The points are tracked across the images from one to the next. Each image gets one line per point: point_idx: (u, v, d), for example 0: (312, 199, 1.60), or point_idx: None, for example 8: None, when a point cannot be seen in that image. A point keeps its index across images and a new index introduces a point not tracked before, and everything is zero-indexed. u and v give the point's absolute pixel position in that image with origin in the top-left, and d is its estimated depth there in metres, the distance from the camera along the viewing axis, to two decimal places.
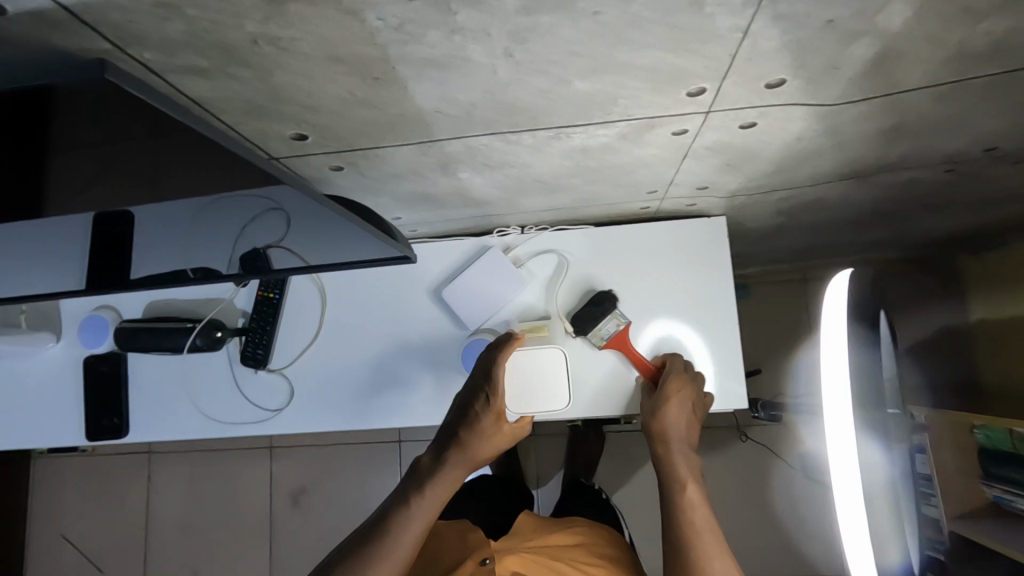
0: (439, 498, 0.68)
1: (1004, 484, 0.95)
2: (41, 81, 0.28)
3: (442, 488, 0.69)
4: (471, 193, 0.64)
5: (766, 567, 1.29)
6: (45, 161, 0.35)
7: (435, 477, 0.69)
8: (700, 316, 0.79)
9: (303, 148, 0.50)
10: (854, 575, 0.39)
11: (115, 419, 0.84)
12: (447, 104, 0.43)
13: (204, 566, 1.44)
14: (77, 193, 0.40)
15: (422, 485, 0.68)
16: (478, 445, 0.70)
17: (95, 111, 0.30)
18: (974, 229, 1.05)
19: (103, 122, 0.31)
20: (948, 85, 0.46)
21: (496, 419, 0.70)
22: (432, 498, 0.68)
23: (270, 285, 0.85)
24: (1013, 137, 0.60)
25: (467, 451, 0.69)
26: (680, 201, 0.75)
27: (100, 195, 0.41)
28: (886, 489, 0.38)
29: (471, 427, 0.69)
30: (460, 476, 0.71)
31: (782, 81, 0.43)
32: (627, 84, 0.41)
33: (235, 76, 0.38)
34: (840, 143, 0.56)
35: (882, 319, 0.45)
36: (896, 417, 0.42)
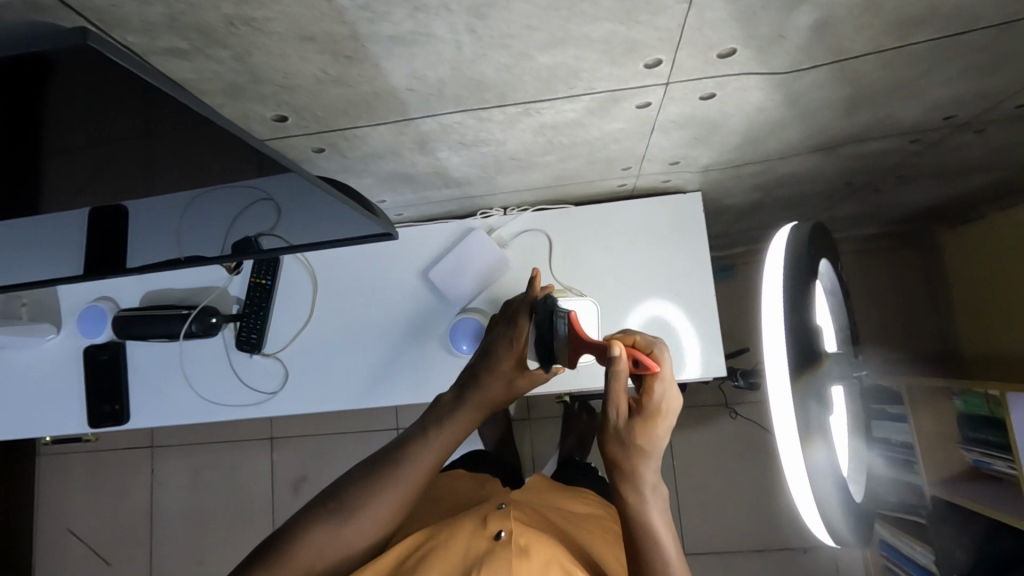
0: (453, 436, 0.67)
1: (982, 448, 0.97)
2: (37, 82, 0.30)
3: (458, 427, 0.67)
4: (450, 172, 0.67)
5: (759, 541, 1.32)
6: (46, 155, 0.38)
7: (452, 413, 0.67)
8: (680, 288, 0.81)
9: (285, 129, 0.53)
10: (803, 519, 0.40)
11: (116, 406, 0.87)
12: (418, 81, 0.45)
13: (208, 555, 1.47)
14: (75, 187, 0.43)
15: (439, 419, 0.67)
16: (497, 385, 0.67)
17: (91, 106, 0.32)
18: (950, 201, 1.08)
19: (99, 116, 0.34)
20: (894, 51, 0.48)
21: (517, 362, 0.67)
22: (447, 434, 0.66)
23: (263, 272, 0.87)
24: (970, 104, 0.63)
25: (485, 392, 0.67)
26: (655, 177, 0.77)
27: (98, 184, 0.43)
28: (824, 436, 0.38)
29: (489, 367, 0.67)
30: (478, 418, 0.69)
31: (733, 51, 0.45)
32: (586, 56, 0.44)
33: (215, 56, 0.41)
34: (801, 113, 0.59)
35: (824, 267, 0.44)
36: (836, 358, 0.43)
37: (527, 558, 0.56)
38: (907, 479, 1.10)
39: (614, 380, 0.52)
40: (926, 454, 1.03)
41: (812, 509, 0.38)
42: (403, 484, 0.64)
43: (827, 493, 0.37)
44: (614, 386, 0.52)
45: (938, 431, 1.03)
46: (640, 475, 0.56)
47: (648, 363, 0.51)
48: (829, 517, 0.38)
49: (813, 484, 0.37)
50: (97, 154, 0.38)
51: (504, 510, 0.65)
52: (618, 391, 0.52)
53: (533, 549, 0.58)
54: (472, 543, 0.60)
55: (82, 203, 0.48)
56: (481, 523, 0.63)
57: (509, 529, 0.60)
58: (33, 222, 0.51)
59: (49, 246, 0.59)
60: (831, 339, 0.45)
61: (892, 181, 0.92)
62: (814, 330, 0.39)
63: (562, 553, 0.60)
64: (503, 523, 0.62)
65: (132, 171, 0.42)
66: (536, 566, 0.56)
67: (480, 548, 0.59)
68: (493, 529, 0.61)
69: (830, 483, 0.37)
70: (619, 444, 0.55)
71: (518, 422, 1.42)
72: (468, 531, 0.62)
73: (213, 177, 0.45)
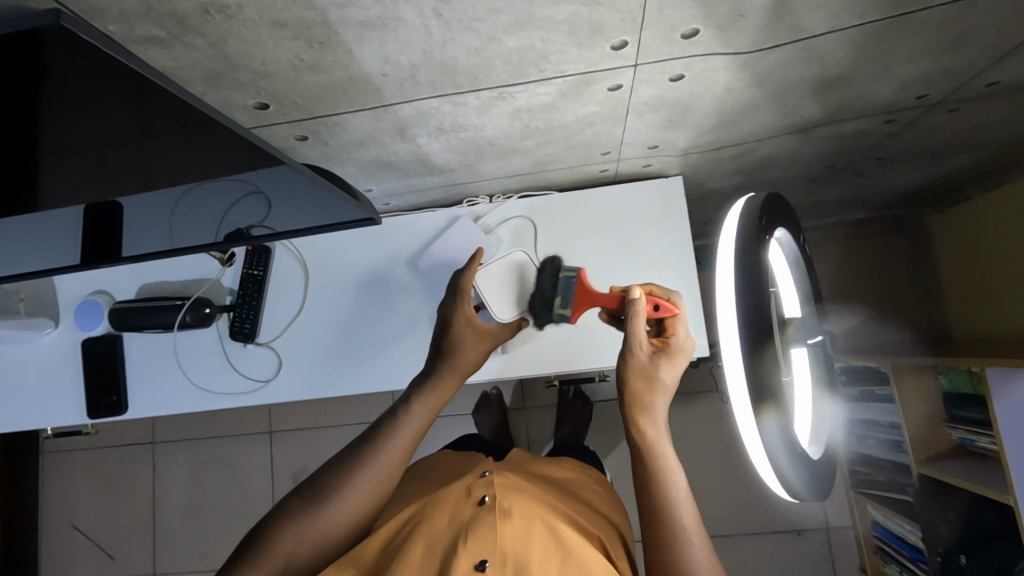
0: (431, 408, 0.68)
1: (968, 426, 0.97)
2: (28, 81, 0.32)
3: (436, 397, 0.68)
4: (432, 159, 0.69)
5: (753, 524, 1.33)
6: (43, 157, 0.39)
7: (427, 387, 0.68)
8: (663, 272, 0.82)
9: (266, 117, 0.54)
10: (761, 474, 0.42)
11: (113, 397, 0.88)
12: (391, 66, 0.47)
13: (211, 548, 1.50)
14: (73, 187, 0.45)
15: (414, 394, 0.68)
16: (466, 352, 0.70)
17: (80, 103, 0.34)
18: (933, 183, 1.09)
19: (89, 111, 0.35)
20: (855, 29, 0.49)
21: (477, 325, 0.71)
22: (424, 404, 0.68)
23: (254, 263, 0.89)
24: (940, 83, 0.64)
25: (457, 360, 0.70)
26: (635, 161, 0.79)
27: (95, 180, 0.45)
28: (776, 393, 0.39)
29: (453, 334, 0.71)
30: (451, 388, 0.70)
31: (696, 31, 0.46)
32: (552, 38, 0.45)
33: (191, 44, 0.42)
34: (772, 93, 0.60)
35: (784, 236, 0.46)
36: (792, 323, 0.45)
37: (510, 519, 0.59)
38: (895, 458, 1.12)
39: (636, 315, 0.57)
40: (912, 432, 1.04)
41: (767, 466, 0.40)
42: (386, 461, 0.65)
43: (779, 447, 0.39)
44: (637, 320, 0.57)
45: (924, 410, 1.04)
46: (657, 410, 0.56)
47: (666, 305, 0.59)
48: (782, 474, 0.40)
49: (765, 442, 0.39)
50: (94, 153, 0.40)
51: (487, 477, 0.67)
52: (638, 328, 0.57)
53: (515, 510, 0.60)
54: (458, 510, 0.62)
55: (78, 201, 0.50)
56: (465, 490, 0.65)
57: (493, 494, 0.63)
58: (27, 214, 0.53)
59: (41, 239, 0.60)
60: (791, 306, 0.46)
61: (873, 163, 0.93)
62: (769, 294, 0.40)
63: (545, 511, 0.63)
64: (487, 488, 0.64)
65: (128, 168, 0.44)
66: (518, 527, 0.59)
67: (466, 515, 0.61)
68: (478, 495, 0.63)
69: (783, 441, 0.39)
70: (644, 379, 0.56)
71: (512, 411, 1.44)
72: (453, 499, 0.64)
73: (204, 169, 0.47)
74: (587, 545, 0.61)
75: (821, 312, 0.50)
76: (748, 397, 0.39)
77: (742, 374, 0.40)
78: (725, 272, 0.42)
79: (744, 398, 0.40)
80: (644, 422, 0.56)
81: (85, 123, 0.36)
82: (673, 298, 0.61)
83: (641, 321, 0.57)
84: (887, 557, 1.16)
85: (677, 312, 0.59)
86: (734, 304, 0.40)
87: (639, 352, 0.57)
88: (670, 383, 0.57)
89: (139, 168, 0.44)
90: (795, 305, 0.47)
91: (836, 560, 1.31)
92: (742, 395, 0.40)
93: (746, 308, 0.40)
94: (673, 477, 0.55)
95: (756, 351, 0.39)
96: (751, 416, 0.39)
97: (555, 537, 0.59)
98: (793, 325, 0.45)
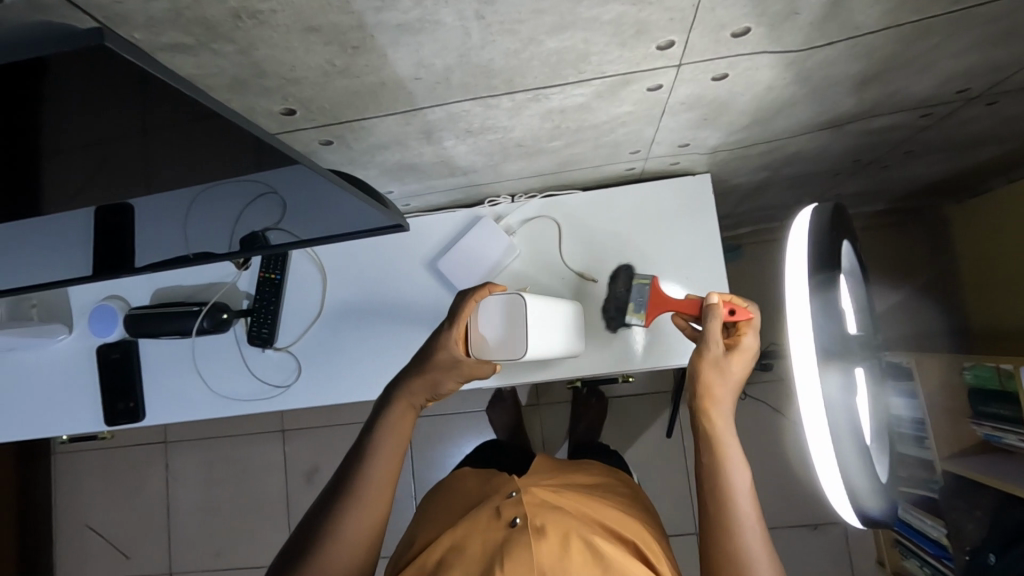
0: (398, 432, 0.66)
1: (994, 422, 0.96)
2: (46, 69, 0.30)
3: (399, 419, 0.67)
4: (456, 160, 0.67)
5: (770, 519, 1.33)
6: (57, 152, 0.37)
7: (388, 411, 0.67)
8: (690, 272, 0.80)
9: (291, 123, 0.52)
10: (832, 503, 0.41)
11: (130, 403, 0.87)
12: (425, 70, 0.45)
13: (226, 546, 1.50)
14: (79, 185, 0.43)
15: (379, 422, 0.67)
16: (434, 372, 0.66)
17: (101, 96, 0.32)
18: (958, 174, 1.07)
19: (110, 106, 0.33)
20: (907, 26, 0.47)
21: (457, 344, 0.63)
22: (391, 435, 0.66)
23: (272, 266, 0.87)
24: (983, 77, 0.62)
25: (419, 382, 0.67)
26: (663, 159, 0.76)
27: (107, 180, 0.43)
28: (853, 427, 0.38)
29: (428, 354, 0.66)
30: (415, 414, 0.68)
31: (745, 29, 0.44)
32: (595, 39, 0.43)
33: (220, 51, 0.40)
34: (811, 91, 0.58)
35: (845, 246, 0.45)
36: (860, 339, 0.44)
37: (544, 538, 0.59)
38: (917, 454, 1.11)
39: (711, 317, 0.58)
40: (937, 429, 1.03)
41: (843, 495, 0.39)
42: (368, 489, 0.63)
43: (856, 475, 0.38)
44: (714, 323, 0.58)
45: (947, 403, 1.03)
46: (724, 401, 0.58)
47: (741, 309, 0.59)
48: (862, 505, 0.39)
49: (845, 474, 0.38)
50: (93, 153, 0.38)
51: (514, 496, 0.67)
52: (715, 328, 0.58)
53: (549, 529, 0.60)
54: (491, 533, 0.62)
55: (88, 202, 0.48)
56: (495, 512, 0.65)
57: (524, 514, 0.63)
58: (46, 221, 0.51)
59: (59, 246, 0.59)
60: (853, 321, 0.45)
61: (901, 156, 0.91)
62: (833, 311, 0.40)
63: (577, 524, 0.62)
64: (517, 508, 0.64)
65: (131, 171, 0.42)
66: (552, 544, 0.59)
67: (500, 537, 0.61)
68: (509, 516, 0.63)
69: (859, 467, 0.38)
70: (715, 371, 0.57)
71: (528, 408, 1.43)
72: (483, 521, 0.64)
73: (223, 172, 0.45)
74: (622, 554, 0.60)
75: (872, 323, 0.50)
76: (824, 426, 0.39)
77: (820, 409, 0.39)
78: (791, 288, 0.41)
79: (818, 427, 0.39)
80: (716, 414, 0.58)
81: (106, 117, 0.34)
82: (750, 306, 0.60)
83: (714, 324, 0.57)
84: (908, 551, 1.16)
85: (753, 316, 0.59)
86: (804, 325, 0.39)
87: (712, 347, 0.58)
88: (734, 383, 0.58)
89: (143, 171, 0.42)
90: (855, 320, 0.46)
91: (854, 553, 1.31)
92: (818, 427, 0.39)
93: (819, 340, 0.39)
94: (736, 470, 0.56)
95: (830, 383, 0.38)
96: (829, 449, 0.38)
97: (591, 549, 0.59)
98: (859, 339, 0.43)
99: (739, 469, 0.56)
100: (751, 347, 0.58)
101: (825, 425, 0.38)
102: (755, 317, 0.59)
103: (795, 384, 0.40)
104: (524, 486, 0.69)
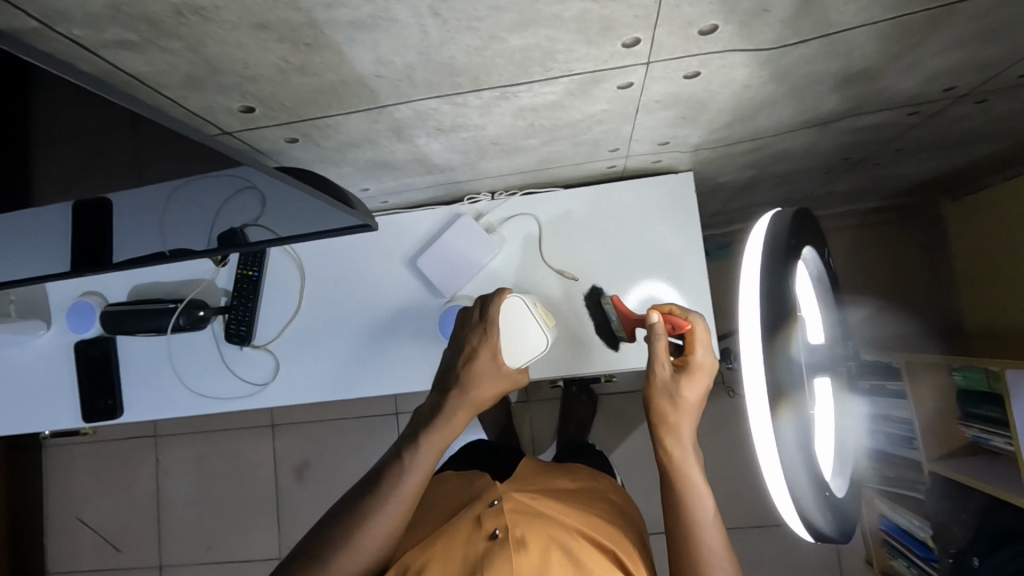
0: (439, 447, 0.65)
1: (980, 424, 0.95)
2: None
3: (444, 431, 0.66)
4: (431, 158, 0.65)
5: (759, 517, 1.32)
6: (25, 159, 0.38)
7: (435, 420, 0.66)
8: (671, 273, 0.79)
9: (254, 121, 0.51)
10: (781, 516, 0.40)
11: (109, 400, 0.86)
12: (385, 67, 0.43)
13: (216, 540, 1.50)
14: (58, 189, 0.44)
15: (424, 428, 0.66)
16: (484, 385, 0.66)
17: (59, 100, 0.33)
18: (951, 172, 1.05)
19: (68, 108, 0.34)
20: (884, 23, 0.46)
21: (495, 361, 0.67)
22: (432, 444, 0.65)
23: (249, 263, 0.86)
24: (970, 74, 0.60)
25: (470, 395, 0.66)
26: (645, 157, 0.75)
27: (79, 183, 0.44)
28: (801, 441, 0.38)
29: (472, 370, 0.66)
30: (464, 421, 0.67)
31: (715, 27, 0.43)
32: (559, 36, 0.42)
33: (167, 48, 0.39)
34: (791, 89, 0.56)
35: (809, 254, 0.44)
36: (818, 349, 0.43)
37: (525, 551, 0.58)
38: (906, 454, 1.09)
39: (656, 340, 0.56)
40: (924, 430, 1.02)
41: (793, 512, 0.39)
42: (404, 491, 0.63)
43: (802, 488, 0.38)
44: (657, 346, 0.56)
45: (935, 404, 1.02)
46: (683, 427, 0.56)
47: (681, 321, 0.56)
48: (809, 520, 0.39)
49: (794, 494, 0.38)
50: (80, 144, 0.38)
51: (495, 505, 0.66)
52: (659, 350, 0.56)
53: (530, 541, 0.59)
54: (471, 546, 0.61)
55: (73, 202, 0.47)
56: (475, 522, 0.64)
57: (504, 526, 0.62)
58: (4, 221, 0.50)
59: (24, 244, 0.58)
60: (815, 330, 0.44)
61: (891, 154, 0.89)
62: (790, 320, 0.39)
63: (559, 533, 0.62)
64: (498, 520, 0.63)
65: (122, 164, 0.42)
66: (533, 558, 0.58)
67: (479, 550, 0.60)
68: (488, 528, 0.62)
69: (805, 478, 0.38)
70: (665, 398, 0.56)
71: (517, 405, 1.42)
72: (463, 532, 0.63)
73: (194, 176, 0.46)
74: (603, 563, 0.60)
75: (840, 330, 0.49)
76: (772, 443, 0.38)
77: (767, 426, 0.38)
78: (746, 294, 0.40)
79: (767, 443, 0.38)
80: (670, 443, 0.57)
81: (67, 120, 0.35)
82: (692, 316, 0.57)
83: (657, 348, 0.55)
84: (895, 553, 1.15)
85: (693, 326, 0.56)
86: (756, 338, 0.38)
87: (659, 372, 0.56)
88: (692, 403, 0.56)
89: (134, 166, 0.42)
90: (819, 330, 0.45)
91: (842, 552, 1.31)
92: (768, 449, 0.38)
93: (776, 349, 0.38)
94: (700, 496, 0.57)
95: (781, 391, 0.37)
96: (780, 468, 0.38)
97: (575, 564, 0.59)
98: (816, 350, 0.43)
99: (703, 494, 0.58)
100: (702, 361, 0.56)
101: (772, 441, 0.37)
102: (698, 329, 0.56)
103: (743, 396, 0.40)
104: (506, 493, 0.68)
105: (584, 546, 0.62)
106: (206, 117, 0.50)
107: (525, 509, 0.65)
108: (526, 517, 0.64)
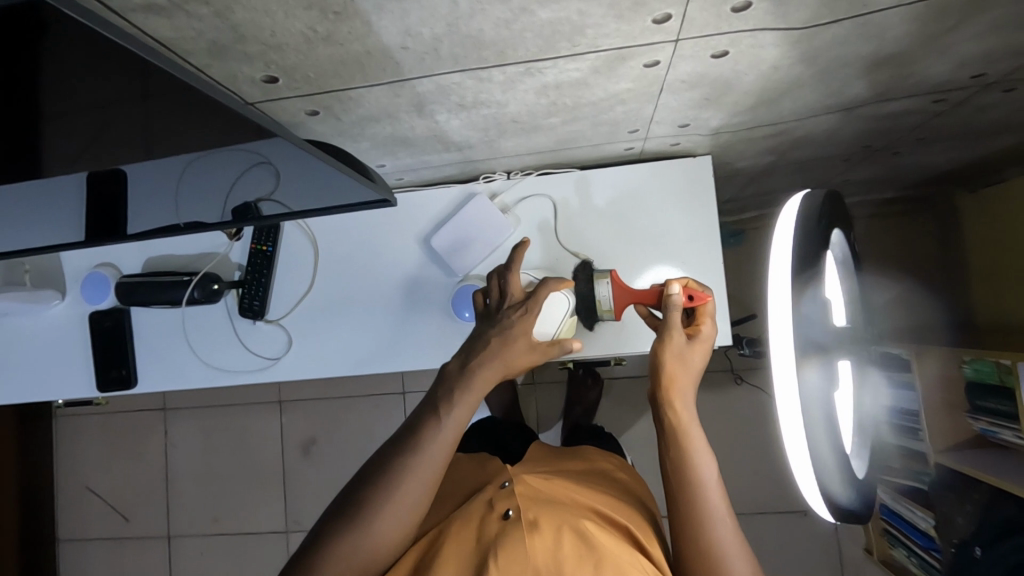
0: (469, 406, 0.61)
1: (991, 417, 0.95)
2: (29, 49, 0.29)
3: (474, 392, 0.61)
4: (450, 135, 0.65)
5: (759, 505, 1.33)
6: (44, 126, 0.37)
7: (463, 380, 0.61)
8: (686, 257, 0.79)
9: (275, 92, 0.51)
10: (803, 496, 0.41)
11: (122, 370, 0.87)
12: (412, 38, 0.43)
13: (222, 511, 1.52)
14: (73, 157, 0.43)
15: (450, 390, 0.61)
16: (520, 348, 0.63)
17: (91, 76, 0.32)
18: (972, 163, 1.04)
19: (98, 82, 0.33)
20: (920, 6, 0.45)
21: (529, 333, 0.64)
22: (462, 405, 0.60)
23: (263, 238, 0.86)
24: (1002, 61, 0.59)
25: (497, 358, 0.62)
26: (664, 139, 0.74)
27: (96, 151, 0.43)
28: (826, 423, 0.38)
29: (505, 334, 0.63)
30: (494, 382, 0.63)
31: (748, 4, 0.42)
32: (590, 10, 0.41)
33: (194, 13, 0.38)
34: (819, 72, 0.56)
35: (836, 235, 0.44)
36: (845, 332, 0.43)
37: (538, 530, 0.59)
38: (911, 445, 1.10)
39: (672, 309, 0.60)
40: (932, 421, 1.02)
41: (817, 497, 0.40)
42: (438, 449, 0.59)
43: (828, 467, 0.39)
44: (675, 313, 0.60)
45: (944, 396, 1.02)
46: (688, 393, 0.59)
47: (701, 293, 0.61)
48: (832, 499, 0.40)
49: (820, 481, 0.39)
50: (105, 118, 0.37)
51: (507, 487, 0.67)
52: (674, 318, 0.60)
53: (542, 520, 0.60)
54: (484, 526, 0.62)
55: (82, 173, 0.47)
56: (487, 505, 0.64)
57: (517, 506, 0.62)
58: (25, 189, 0.50)
59: (44, 213, 0.58)
60: (841, 312, 0.45)
61: (912, 143, 0.88)
62: (816, 293, 0.40)
63: (571, 515, 0.62)
64: (511, 501, 0.64)
65: (132, 138, 0.41)
66: (547, 537, 0.58)
67: (493, 530, 0.60)
68: (502, 509, 0.63)
69: (832, 464, 0.39)
70: (677, 361, 0.59)
71: (523, 387, 1.43)
72: (476, 515, 0.64)
73: (216, 148, 0.45)
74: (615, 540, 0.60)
75: (860, 314, 0.49)
76: (802, 431, 0.38)
77: (796, 405, 0.38)
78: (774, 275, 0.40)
79: (796, 425, 0.38)
80: (678, 407, 0.59)
81: (94, 93, 0.34)
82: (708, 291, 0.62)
83: (676, 314, 0.59)
84: (894, 541, 1.17)
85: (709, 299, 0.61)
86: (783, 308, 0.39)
87: (672, 339, 0.59)
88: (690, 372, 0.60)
89: (155, 137, 0.42)
90: (843, 314, 0.45)
91: (842, 541, 1.33)
92: (799, 450, 0.39)
93: (800, 333, 0.39)
94: (706, 469, 0.58)
95: (807, 378, 0.38)
96: (806, 461, 0.39)
97: (587, 543, 0.58)
98: (844, 332, 0.43)
99: (709, 462, 0.58)
100: (708, 334, 0.61)
101: (801, 413, 0.38)
102: (710, 303, 0.61)
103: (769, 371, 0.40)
104: (517, 477, 0.69)
105: (596, 524, 0.62)
106: (229, 86, 0.50)
107: (537, 492, 0.66)
108: (539, 499, 0.65)
